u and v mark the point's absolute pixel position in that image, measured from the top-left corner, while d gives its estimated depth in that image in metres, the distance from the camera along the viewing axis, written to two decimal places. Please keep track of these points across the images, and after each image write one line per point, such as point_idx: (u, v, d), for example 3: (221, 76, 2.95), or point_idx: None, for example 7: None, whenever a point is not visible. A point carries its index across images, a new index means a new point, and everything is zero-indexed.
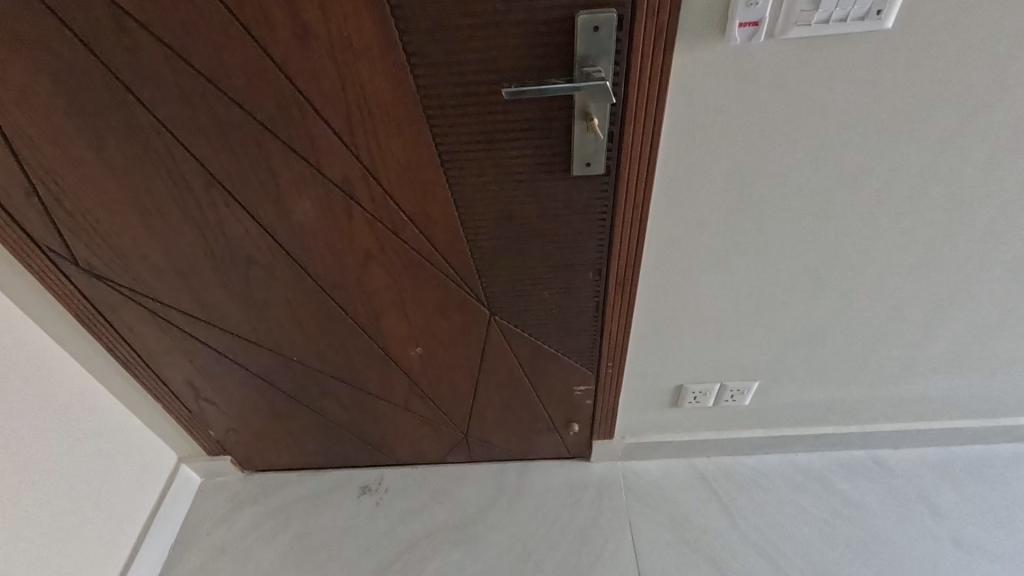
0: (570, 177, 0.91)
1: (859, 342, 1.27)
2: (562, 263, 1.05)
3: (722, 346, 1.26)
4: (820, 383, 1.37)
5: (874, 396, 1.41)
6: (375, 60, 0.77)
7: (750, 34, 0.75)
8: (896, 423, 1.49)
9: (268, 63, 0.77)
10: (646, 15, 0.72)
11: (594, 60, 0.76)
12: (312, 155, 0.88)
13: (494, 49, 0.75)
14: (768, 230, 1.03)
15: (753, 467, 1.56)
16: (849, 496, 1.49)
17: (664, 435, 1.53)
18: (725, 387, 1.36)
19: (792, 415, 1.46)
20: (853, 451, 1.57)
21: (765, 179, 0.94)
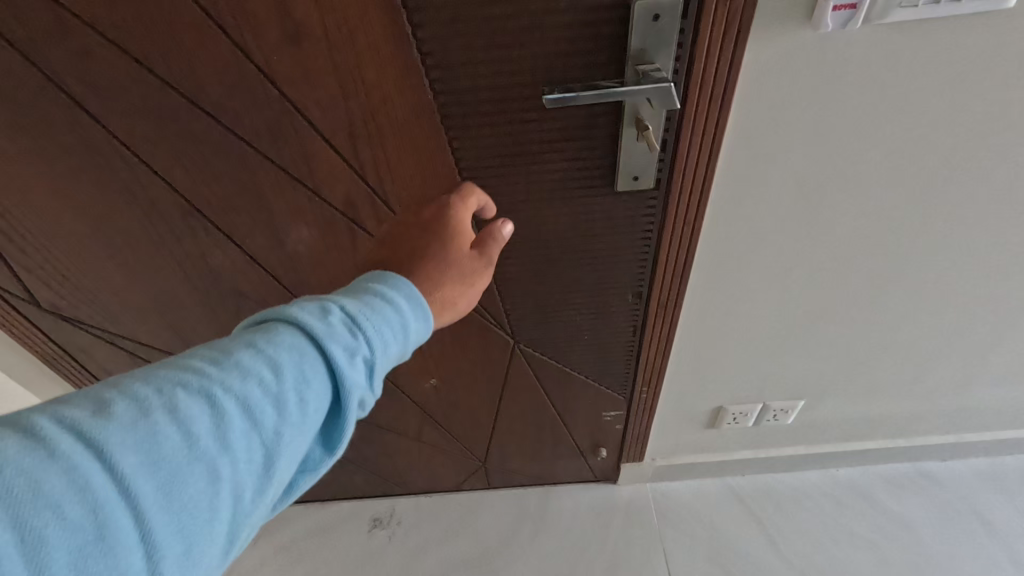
0: (613, 193, 0.77)
1: (916, 356, 1.15)
2: (599, 289, 0.93)
3: (768, 364, 1.15)
4: (871, 398, 1.25)
5: (927, 409, 1.29)
6: (384, 63, 0.63)
7: (846, 19, 0.60)
8: (947, 435, 1.39)
9: (251, 69, 0.63)
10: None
11: (652, 56, 0.62)
12: (309, 177, 0.74)
13: (529, 44, 0.61)
14: (832, 241, 0.91)
15: (792, 484, 1.45)
16: (897, 513, 1.38)
17: (698, 456, 1.42)
18: (768, 408, 1.25)
19: (837, 431, 1.35)
20: (898, 465, 1.45)
21: (835, 186, 0.82)
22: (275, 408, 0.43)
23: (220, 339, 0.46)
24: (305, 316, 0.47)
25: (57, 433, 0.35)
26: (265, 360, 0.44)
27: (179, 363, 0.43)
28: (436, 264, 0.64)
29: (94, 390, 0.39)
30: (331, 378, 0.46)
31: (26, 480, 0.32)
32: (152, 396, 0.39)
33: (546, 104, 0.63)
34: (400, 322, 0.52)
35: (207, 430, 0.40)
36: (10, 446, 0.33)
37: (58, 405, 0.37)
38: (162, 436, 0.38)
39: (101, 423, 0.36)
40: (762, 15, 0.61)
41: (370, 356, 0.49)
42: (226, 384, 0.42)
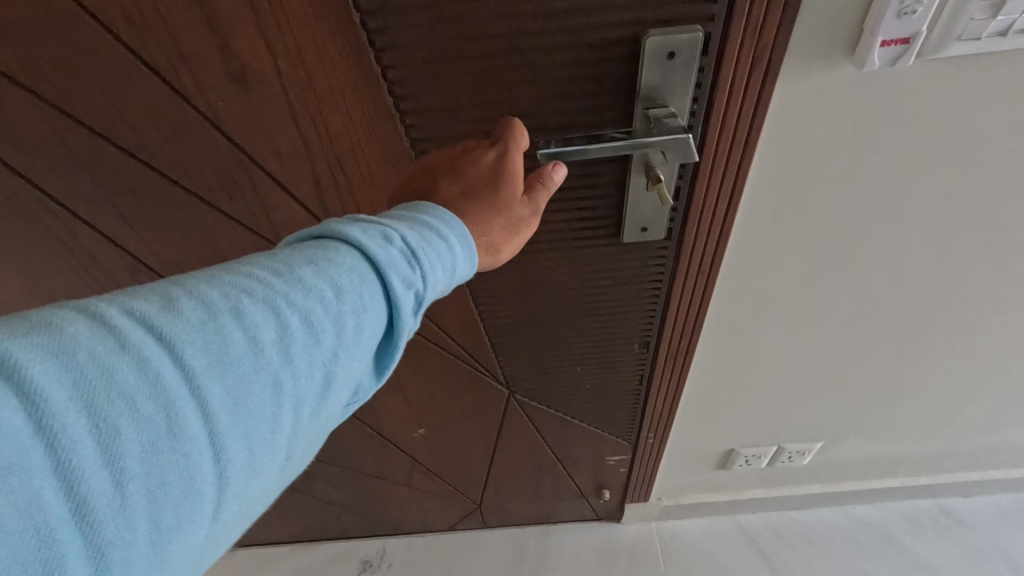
0: (618, 244, 0.68)
1: (946, 399, 1.07)
2: (602, 340, 0.84)
3: (785, 408, 1.06)
4: (893, 439, 1.17)
5: (952, 448, 1.21)
6: (350, 108, 0.53)
7: (896, 55, 0.50)
8: (971, 472, 1.31)
9: (194, 116, 0.53)
10: (744, 32, 0.49)
11: (665, 97, 0.53)
12: (271, 231, 0.65)
13: (520, 86, 0.52)
14: (862, 288, 0.81)
15: (806, 523, 1.37)
16: (919, 556, 1.30)
17: (706, 495, 1.33)
18: (783, 449, 1.16)
19: (856, 470, 1.27)
20: (919, 501, 1.37)
21: (869, 232, 0.72)
22: (338, 327, 0.36)
23: (282, 241, 0.38)
24: (368, 230, 0.39)
25: (122, 322, 0.30)
26: (328, 273, 0.36)
27: (241, 265, 0.36)
28: (483, 208, 0.49)
29: (154, 282, 0.33)
30: (394, 303, 0.39)
31: (94, 368, 0.27)
32: (215, 294, 0.33)
33: (539, 158, 0.54)
34: (463, 253, 0.44)
35: (271, 338, 0.33)
36: (75, 332, 0.28)
37: (120, 295, 0.32)
38: (229, 340, 0.32)
39: (167, 316, 0.31)
40: (795, 49, 0.52)
41: (434, 282, 0.41)
42: (290, 291, 0.35)
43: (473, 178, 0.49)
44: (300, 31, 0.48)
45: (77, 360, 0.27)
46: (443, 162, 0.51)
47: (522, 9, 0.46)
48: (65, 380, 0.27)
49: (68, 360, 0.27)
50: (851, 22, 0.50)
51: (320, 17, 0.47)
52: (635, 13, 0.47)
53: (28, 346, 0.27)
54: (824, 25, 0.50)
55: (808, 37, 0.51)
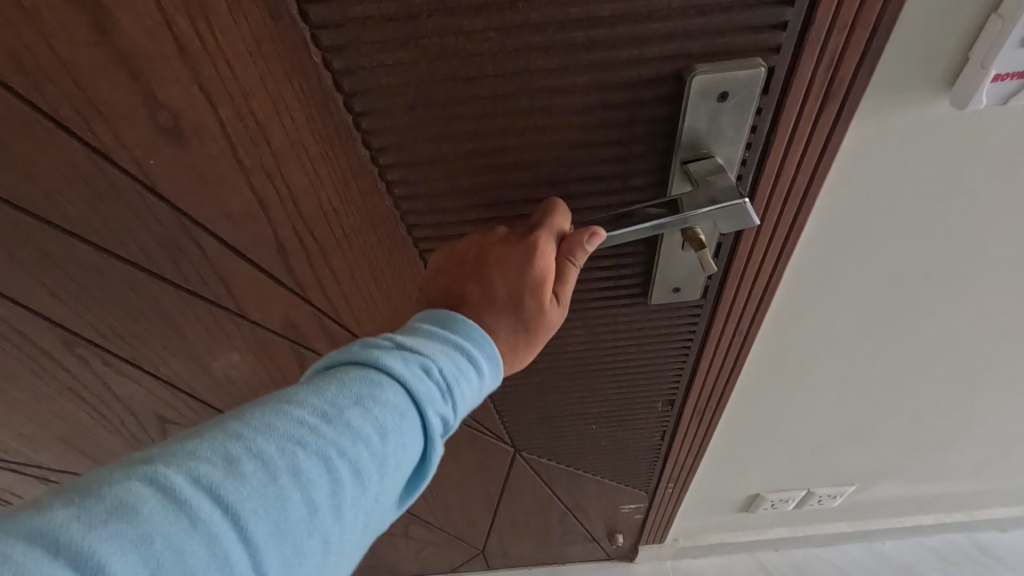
0: (644, 304, 0.58)
1: (997, 445, 0.97)
2: (621, 400, 0.74)
3: (820, 458, 0.96)
4: (933, 481, 1.07)
5: (993, 487, 1.12)
6: (316, 163, 0.42)
7: (1009, 90, 0.40)
8: (1009, 508, 1.22)
9: (118, 175, 0.42)
10: (818, 67, 0.38)
11: (711, 146, 0.42)
12: (231, 301, 0.54)
13: (530, 134, 0.41)
14: (925, 346, 0.70)
15: (832, 562, 1.27)
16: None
17: (726, 535, 1.24)
18: (813, 493, 1.07)
19: (886, 508, 1.17)
20: (951, 536, 1.28)
21: (942, 289, 0.61)
22: (386, 473, 0.31)
23: (329, 361, 0.33)
24: (410, 355, 0.34)
25: (187, 493, 0.26)
26: (375, 413, 0.31)
27: (291, 392, 0.32)
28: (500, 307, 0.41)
29: (210, 426, 0.29)
30: (432, 438, 0.34)
31: (168, 553, 0.24)
32: (270, 448, 0.28)
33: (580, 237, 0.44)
34: (494, 370, 0.38)
35: (323, 497, 0.29)
36: (148, 509, 0.25)
37: (183, 446, 0.28)
38: (286, 502, 0.28)
39: (229, 480, 0.27)
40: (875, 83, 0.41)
41: (471, 407, 0.36)
42: (340, 439, 0.30)
43: (496, 282, 0.41)
44: (244, 74, 0.37)
45: (150, 546, 0.24)
46: (461, 258, 0.43)
47: (535, 41, 0.36)
48: None
49: (145, 548, 0.24)
50: (952, 49, 0.39)
51: (270, 56, 0.36)
52: (680, 43, 0.37)
53: (100, 535, 0.23)
54: (916, 54, 0.40)
55: (893, 68, 0.41)
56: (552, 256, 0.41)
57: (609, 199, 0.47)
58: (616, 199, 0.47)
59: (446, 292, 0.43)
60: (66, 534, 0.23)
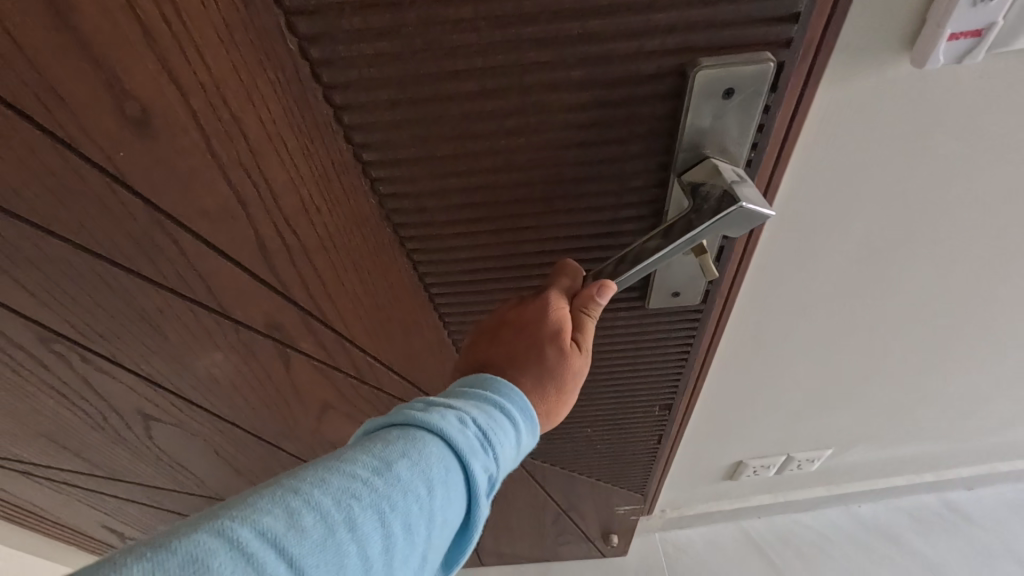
0: (641, 308, 0.55)
1: (976, 408, 0.95)
2: (617, 405, 0.72)
3: (801, 429, 0.94)
4: (908, 441, 1.05)
5: (965, 446, 1.11)
6: (296, 160, 0.40)
7: (962, 49, 0.39)
8: (976, 466, 1.22)
9: (85, 169, 0.39)
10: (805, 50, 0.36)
11: (715, 148, 0.40)
12: (212, 299, 0.52)
13: (520, 132, 0.39)
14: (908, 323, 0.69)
15: (812, 526, 1.26)
16: (927, 557, 1.21)
17: (712, 504, 1.22)
18: (792, 458, 1.05)
19: (865, 471, 1.16)
20: (924, 497, 1.27)
21: (929, 265, 0.59)
22: (432, 528, 0.31)
23: (371, 425, 0.34)
24: (450, 410, 0.34)
25: (256, 546, 0.24)
26: (422, 468, 0.31)
27: (338, 453, 0.31)
28: (528, 362, 0.41)
29: (267, 482, 0.28)
30: (476, 494, 0.33)
31: None
32: (327, 501, 0.28)
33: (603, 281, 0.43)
34: (529, 423, 0.38)
35: (377, 553, 0.28)
36: (218, 565, 0.23)
37: (241, 503, 0.26)
38: (344, 559, 0.27)
39: (293, 534, 0.26)
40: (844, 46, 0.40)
41: (510, 462, 0.36)
42: (392, 492, 0.30)
43: (516, 341, 0.42)
44: (218, 64, 0.34)
45: None
46: (484, 328, 0.45)
47: (525, 32, 0.34)
48: None
49: None
50: (910, 11, 0.38)
51: (242, 44, 0.34)
52: (683, 35, 0.34)
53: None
54: (882, 14, 0.38)
55: (860, 30, 0.39)
56: (566, 310, 0.42)
57: (604, 201, 0.44)
58: (612, 202, 0.45)
59: (473, 358, 0.43)
60: None
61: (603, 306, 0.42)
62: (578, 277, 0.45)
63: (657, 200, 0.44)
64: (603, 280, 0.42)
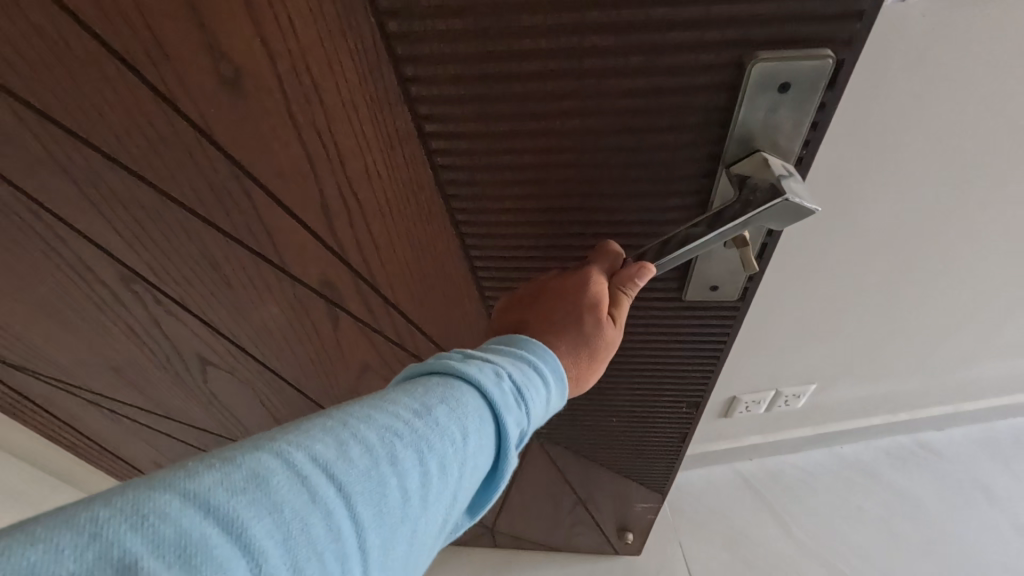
0: (677, 300, 0.56)
1: (954, 342, 1.00)
2: (643, 397, 0.73)
3: (791, 371, 1.00)
4: (886, 380, 1.10)
5: (935, 387, 1.17)
6: (365, 126, 0.44)
7: None
8: (943, 406, 1.28)
9: (180, 122, 0.43)
10: (853, 48, 0.36)
11: (766, 142, 0.40)
12: (275, 254, 0.56)
13: (576, 114, 0.41)
14: (886, 262, 0.77)
15: (800, 467, 1.32)
16: (902, 488, 1.29)
17: (708, 445, 1.26)
18: (780, 394, 1.06)
19: (851, 408, 1.19)
20: (899, 438, 1.34)
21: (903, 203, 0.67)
22: (465, 472, 0.33)
23: (411, 373, 0.36)
24: (485, 364, 0.36)
25: (309, 469, 0.27)
26: (457, 414, 0.33)
27: (381, 395, 0.33)
28: (561, 330, 0.43)
29: (318, 414, 0.30)
30: (506, 444, 0.35)
31: (296, 522, 0.25)
32: (372, 435, 0.30)
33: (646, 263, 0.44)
34: (559, 384, 0.40)
35: (417, 488, 0.30)
36: (278, 483, 0.25)
37: (295, 430, 0.29)
38: (386, 490, 0.29)
39: (343, 462, 0.28)
40: None
41: (539, 419, 0.38)
42: (430, 434, 0.31)
43: (555, 310, 0.44)
44: (304, 32, 0.38)
45: (281, 513, 0.25)
46: (523, 293, 0.47)
47: (590, 17, 0.36)
48: (276, 543, 0.24)
49: (277, 515, 0.25)
50: None
51: (329, 14, 0.37)
52: (743, 28, 0.35)
53: (239, 500, 0.24)
54: None
55: None
56: (605, 287, 0.44)
57: (650, 188, 0.46)
58: (657, 189, 0.46)
59: (510, 324, 0.45)
60: (214, 498, 0.24)
61: (640, 287, 0.44)
62: (618, 258, 0.46)
63: (702, 191, 0.45)
64: (642, 262, 0.44)
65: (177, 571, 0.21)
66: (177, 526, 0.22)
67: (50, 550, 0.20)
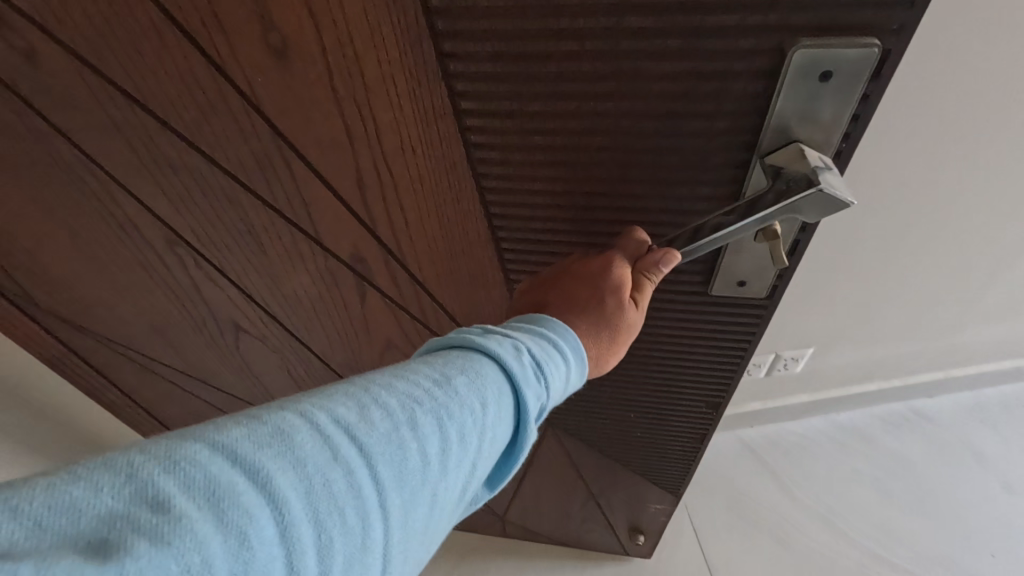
0: (703, 294, 0.56)
1: (947, 302, 1.02)
2: (662, 394, 0.73)
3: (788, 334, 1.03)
4: (881, 344, 1.11)
5: (927, 354, 1.18)
6: (403, 101, 0.45)
7: None
8: (935, 372, 1.27)
9: (229, 90, 0.46)
10: (901, 36, 0.35)
11: (804, 133, 0.40)
12: (310, 225, 0.58)
13: (610, 96, 0.41)
14: (872, 218, 0.82)
15: (800, 433, 1.30)
16: (896, 451, 1.27)
17: None
18: (779, 356, 1.09)
19: (848, 375, 1.20)
20: (892, 404, 1.33)
21: (883, 156, 0.73)
22: (485, 443, 0.33)
23: (430, 347, 0.36)
24: (505, 338, 0.36)
25: (332, 430, 0.27)
26: (478, 385, 0.33)
27: (402, 365, 0.33)
28: (582, 312, 0.43)
29: (341, 381, 0.30)
30: (526, 418, 0.35)
31: (317, 478, 0.25)
32: (393, 401, 0.30)
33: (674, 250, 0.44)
34: (578, 358, 0.40)
35: (437, 454, 0.30)
36: (302, 440, 0.26)
37: (319, 395, 0.29)
38: (407, 454, 0.29)
39: (364, 425, 0.28)
40: None
41: (559, 394, 0.37)
42: (450, 403, 0.31)
43: (577, 292, 0.44)
44: (350, 2, 0.39)
45: (304, 469, 0.25)
46: (547, 274, 0.48)
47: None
48: (299, 495, 0.25)
49: (300, 470, 0.25)
50: None
51: None
52: (784, 14, 0.35)
53: (265, 453, 0.25)
54: None
55: None
56: (628, 273, 0.44)
57: (682, 176, 0.45)
58: (690, 177, 0.45)
59: (531, 304, 0.45)
60: (241, 450, 0.24)
61: (665, 274, 0.44)
62: (642, 246, 0.46)
63: (736, 181, 0.45)
64: (667, 248, 0.44)
65: (206, 512, 0.22)
66: (207, 471, 0.23)
67: (91, 486, 0.21)
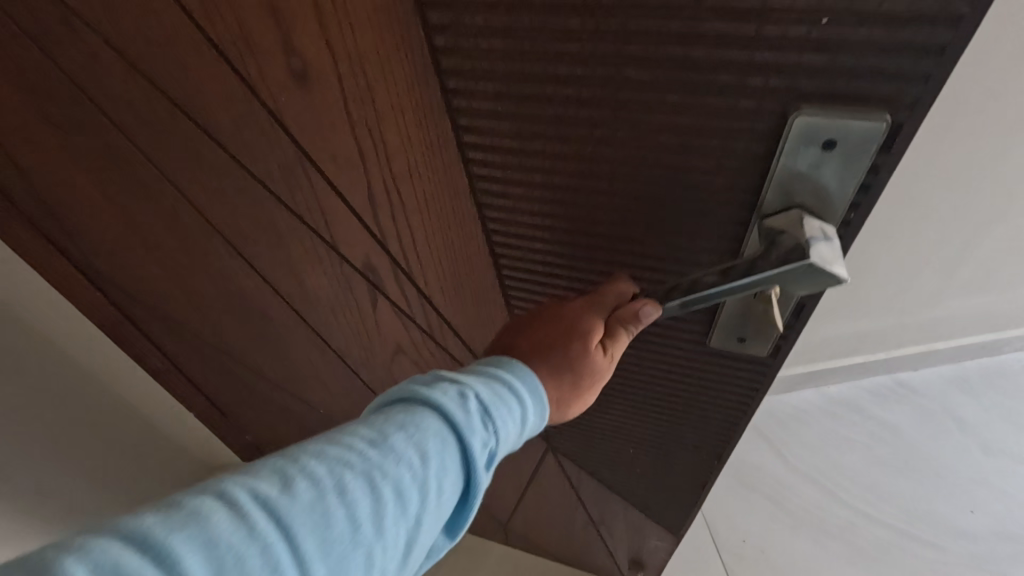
0: (703, 343, 0.55)
1: (912, 277, 1.11)
2: (661, 432, 0.71)
3: None
4: (859, 315, 1.19)
5: (904, 327, 1.24)
6: (410, 129, 0.46)
7: None
8: (917, 344, 1.31)
9: (257, 104, 0.49)
10: (916, 113, 0.32)
11: (806, 198, 0.38)
12: (328, 231, 0.61)
13: (607, 142, 0.41)
14: None
15: (795, 405, 1.32)
16: (889, 421, 1.30)
17: None
18: None
19: (833, 348, 1.27)
20: (881, 376, 1.36)
21: None
22: (426, 497, 0.33)
23: (375, 403, 0.37)
24: (451, 385, 0.37)
25: (250, 507, 0.28)
26: (415, 438, 0.34)
27: (341, 427, 0.35)
28: (545, 356, 0.43)
29: (272, 452, 0.32)
30: (473, 465, 0.35)
31: (230, 555, 0.26)
32: (320, 468, 0.31)
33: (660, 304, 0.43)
34: (535, 398, 0.40)
35: (367, 517, 0.31)
36: (215, 520, 0.27)
37: (245, 470, 0.30)
38: (332, 519, 0.30)
39: (285, 497, 0.29)
40: None
41: (512, 437, 0.38)
42: (383, 462, 0.32)
43: (547, 334, 0.44)
44: (362, 33, 0.41)
45: (216, 548, 0.26)
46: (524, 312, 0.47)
47: (626, 49, 0.35)
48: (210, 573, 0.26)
49: (211, 549, 0.26)
50: None
51: (385, 23, 0.40)
52: (787, 79, 0.33)
53: (176, 537, 0.26)
54: None
55: None
56: (599, 322, 0.44)
57: (679, 226, 0.44)
58: (688, 228, 0.44)
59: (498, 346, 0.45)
60: (152, 534, 0.25)
61: (644, 325, 0.43)
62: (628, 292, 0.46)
63: (736, 238, 0.43)
64: (648, 300, 0.43)
65: None
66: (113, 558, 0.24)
67: None
